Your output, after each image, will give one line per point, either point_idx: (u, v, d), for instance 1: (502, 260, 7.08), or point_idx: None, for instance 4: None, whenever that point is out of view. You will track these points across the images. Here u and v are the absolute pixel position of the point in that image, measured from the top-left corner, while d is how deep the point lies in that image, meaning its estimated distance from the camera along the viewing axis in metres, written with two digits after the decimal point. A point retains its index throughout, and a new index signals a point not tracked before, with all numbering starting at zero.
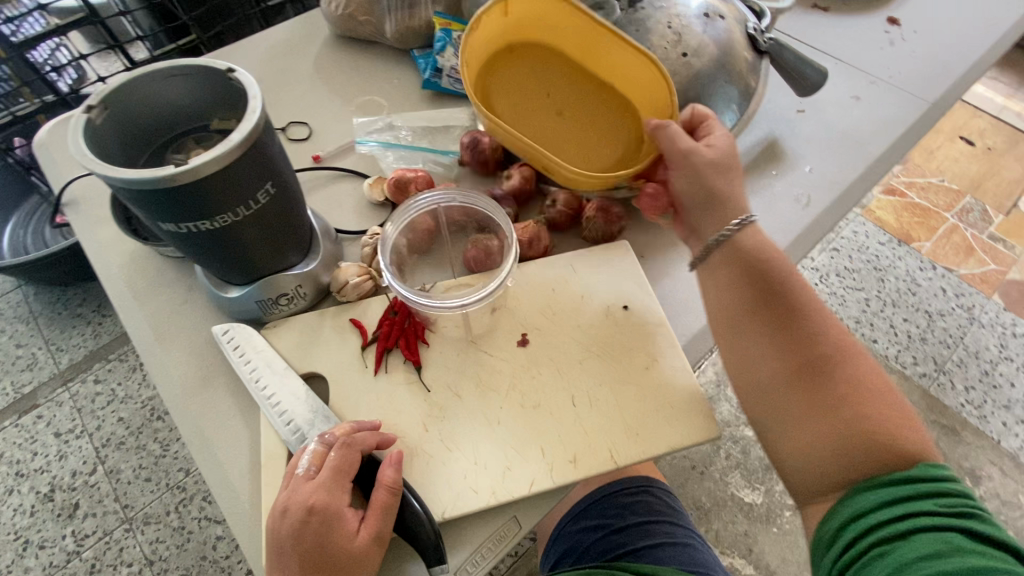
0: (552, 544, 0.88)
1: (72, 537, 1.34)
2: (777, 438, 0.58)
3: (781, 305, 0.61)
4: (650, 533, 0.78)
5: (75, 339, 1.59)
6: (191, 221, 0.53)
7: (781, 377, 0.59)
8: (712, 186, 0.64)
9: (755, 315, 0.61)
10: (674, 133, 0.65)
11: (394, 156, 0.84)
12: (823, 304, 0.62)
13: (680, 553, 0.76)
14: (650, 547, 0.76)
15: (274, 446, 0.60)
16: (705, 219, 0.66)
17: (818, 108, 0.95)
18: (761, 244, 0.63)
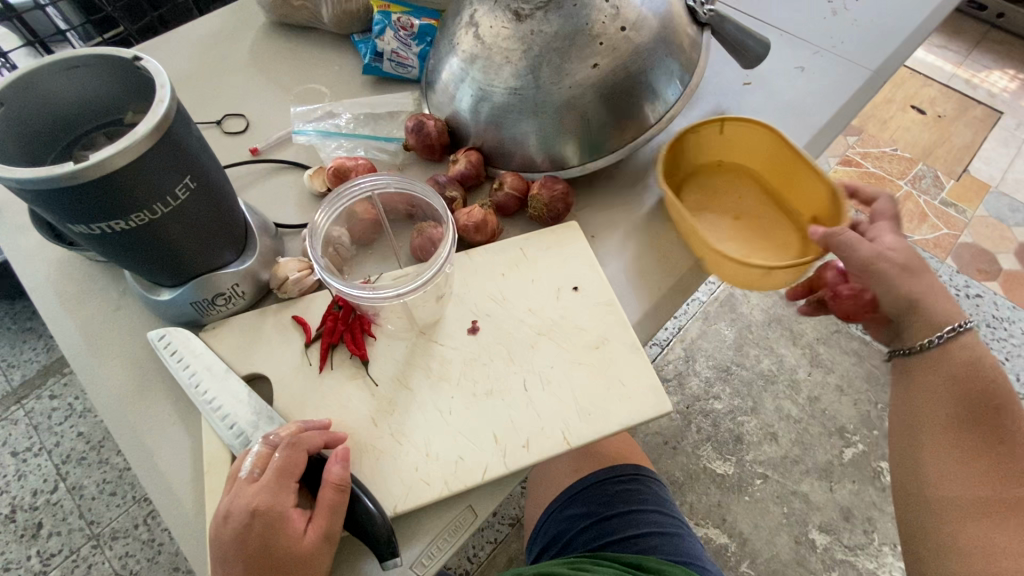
0: (537, 536, 0.87)
1: (37, 557, 1.30)
2: (953, 545, 0.59)
3: (980, 414, 0.60)
4: (638, 522, 0.78)
5: (26, 354, 1.51)
6: (103, 221, 0.50)
7: (971, 498, 0.59)
8: (913, 294, 0.62)
9: (968, 422, 0.61)
10: (847, 242, 0.63)
11: (336, 145, 0.82)
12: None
13: (668, 543, 0.76)
14: (637, 536, 0.76)
15: (217, 451, 0.58)
16: (909, 326, 0.64)
17: (764, 80, 0.95)
18: (977, 355, 0.62)
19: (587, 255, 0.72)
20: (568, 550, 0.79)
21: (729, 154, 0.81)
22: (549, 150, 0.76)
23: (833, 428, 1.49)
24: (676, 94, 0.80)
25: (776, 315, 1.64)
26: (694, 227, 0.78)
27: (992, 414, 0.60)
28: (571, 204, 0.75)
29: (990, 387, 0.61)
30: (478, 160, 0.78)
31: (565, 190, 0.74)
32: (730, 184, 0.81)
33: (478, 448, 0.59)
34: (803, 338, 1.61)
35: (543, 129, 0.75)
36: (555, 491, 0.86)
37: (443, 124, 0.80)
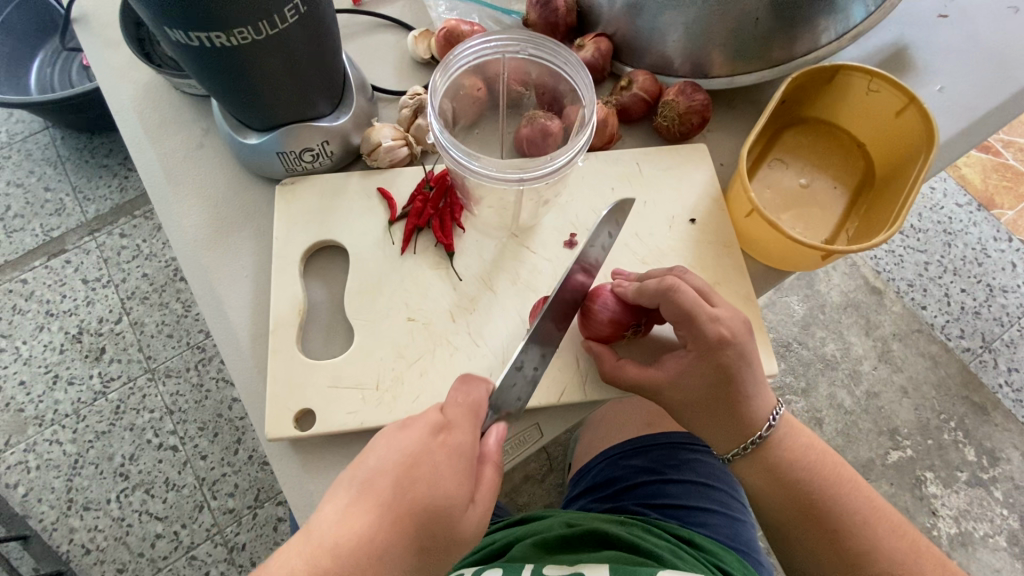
0: (585, 474, 0.87)
1: (98, 378, 1.39)
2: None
3: (800, 510, 0.52)
4: (702, 495, 0.75)
5: (101, 191, 1.55)
6: (204, 32, 0.43)
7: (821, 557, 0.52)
8: (707, 388, 0.51)
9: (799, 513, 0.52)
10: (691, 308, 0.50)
11: (447, 7, 0.72)
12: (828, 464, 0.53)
13: (728, 526, 0.73)
14: (699, 510, 0.73)
15: (285, 313, 0.55)
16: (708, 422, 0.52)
17: (966, 12, 0.75)
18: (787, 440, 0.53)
19: (713, 184, 0.62)
20: (620, 500, 0.78)
21: (848, 111, 0.65)
22: (695, 52, 0.64)
23: (884, 427, 1.37)
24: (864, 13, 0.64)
25: (854, 300, 1.47)
26: (775, 187, 0.64)
27: (812, 508, 0.52)
28: (707, 120, 0.64)
29: (801, 475, 0.53)
30: (607, 50, 0.66)
31: (704, 102, 0.63)
32: (824, 147, 0.65)
33: (558, 367, 0.55)
34: (878, 331, 1.44)
35: (697, 23, 0.61)
36: (617, 438, 0.84)
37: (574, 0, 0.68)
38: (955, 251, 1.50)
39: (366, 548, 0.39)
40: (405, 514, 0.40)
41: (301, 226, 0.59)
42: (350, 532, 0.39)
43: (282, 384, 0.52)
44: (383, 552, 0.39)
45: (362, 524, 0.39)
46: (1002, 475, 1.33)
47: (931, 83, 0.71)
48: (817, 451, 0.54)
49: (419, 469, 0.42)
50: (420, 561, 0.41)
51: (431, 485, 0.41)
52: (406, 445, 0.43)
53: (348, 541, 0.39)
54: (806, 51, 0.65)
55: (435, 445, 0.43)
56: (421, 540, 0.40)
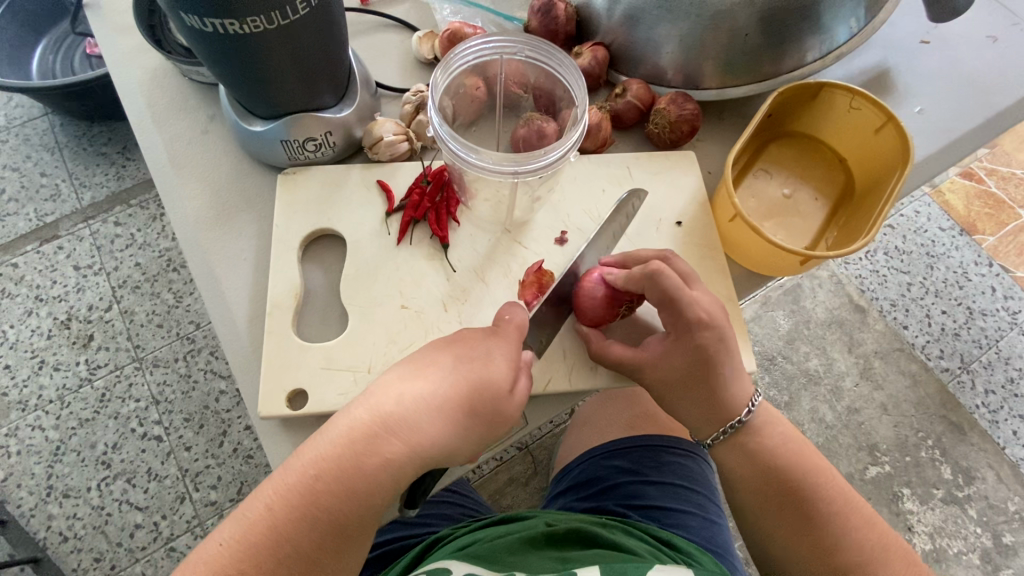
0: (568, 473, 0.90)
1: (85, 364, 1.39)
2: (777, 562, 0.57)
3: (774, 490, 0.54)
4: (682, 496, 0.78)
5: (98, 178, 1.56)
6: (218, 19, 0.45)
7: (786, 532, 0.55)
8: (691, 379, 0.53)
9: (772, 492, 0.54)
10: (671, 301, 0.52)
11: (452, 11, 0.74)
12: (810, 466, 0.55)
13: (706, 527, 0.76)
14: (676, 511, 0.77)
15: (282, 296, 0.56)
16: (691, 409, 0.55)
17: (947, 40, 0.78)
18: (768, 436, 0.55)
19: (701, 190, 0.65)
20: (603, 499, 0.81)
21: (830, 126, 0.68)
22: (686, 65, 0.67)
23: (863, 443, 1.40)
24: (849, 34, 0.68)
25: (838, 317, 1.51)
26: (757, 195, 0.67)
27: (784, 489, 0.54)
28: (696, 129, 0.67)
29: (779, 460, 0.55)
30: (604, 59, 0.69)
31: (694, 112, 0.65)
32: (805, 160, 0.68)
33: (546, 358, 0.57)
34: (860, 348, 1.48)
35: (690, 36, 0.64)
36: (600, 439, 0.86)
37: (574, 10, 0.71)
38: (937, 273, 1.55)
39: (415, 405, 0.46)
40: (456, 381, 0.47)
41: (302, 214, 0.60)
42: (414, 391, 0.46)
43: (275, 365, 0.54)
44: (433, 406, 0.46)
45: (417, 384, 0.47)
46: (976, 494, 1.36)
47: (910, 105, 0.74)
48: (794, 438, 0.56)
49: (472, 350, 0.49)
50: (469, 427, 0.46)
51: (475, 363, 0.48)
52: (466, 334, 0.50)
53: (402, 395, 0.46)
54: (793, 68, 0.68)
55: (487, 337, 0.50)
56: (469, 406, 0.46)
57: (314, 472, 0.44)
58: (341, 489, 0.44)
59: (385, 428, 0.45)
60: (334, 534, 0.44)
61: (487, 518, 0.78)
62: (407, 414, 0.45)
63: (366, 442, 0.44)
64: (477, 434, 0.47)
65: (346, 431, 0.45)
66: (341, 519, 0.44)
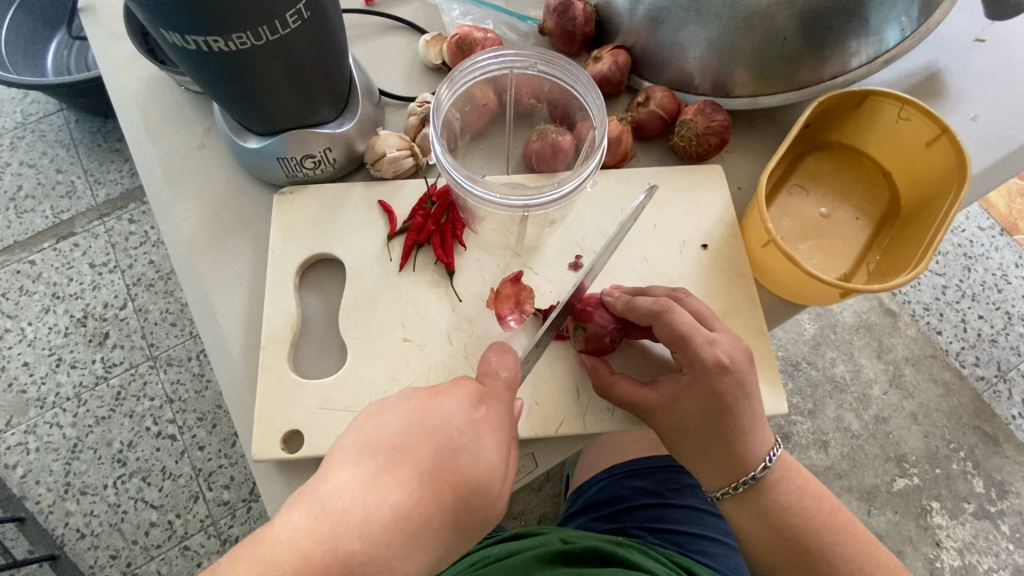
0: (582, 494, 0.88)
1: (101, 362, 1.39)
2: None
3: (797, 559, 0.49)
4: (702, 520, 0.76)
5: (112, 175, 1.55)
6: (201, 37, 0.41)
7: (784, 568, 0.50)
8: (717, 426, 0.48)
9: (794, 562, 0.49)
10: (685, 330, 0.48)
11: (461, 11, 0.69)
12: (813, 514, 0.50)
13: (729, 556, 0.73)
14: (701, 537, 0.74)
15: (278, 328, 0.53)
16: (705, 457, 0.49)
17: (1007, 36, 0.71)
18: (784, 494, 0.49)
19: (729, 210, 0.60)
20: (620, 520, 0.78)
21: (874, 140, 0.62)
22: (716, 70, 0.61)
23: (891, 454, 1.33)
24: (899, 35, 0.61)
25: (867, 322, 1.43)
26: (792, 218, 0.61)
27: (802, 556, 0.49)
28: (726, 140, 0.61)
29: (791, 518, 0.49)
30: (625, 63, 0.64)
31: (722, 122, 0.60)
32: (847, 177, 0.62)
33: (557, 398, 0.53)
34: (890, 354, 1.41)
35: (720, 39, 0.59)
36: (621, 459, 0.85)
37: (593, 10, 0.65)
38: (975, 276, 1.46)
39: (395, 529, 0.34)
40: (445, 486, 0.36)
41: (298, 236, 0.57)
42: (385, 500, 0.34)
43: (271, 402, 0.51)
44: (417, 526, 0.35)
45: (397, 498, 0.34)
46: (1010, 509, 1.29)
47: (963, 110, 0.67)
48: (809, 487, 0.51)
49: (461, 442, 0.38)
50: (448, 540, 0.37)
51: (465, 459, 0.37)
52: (449, 417, 0.38)
53: (380, 513, 0.33)
54: (834, 73, 0.62)
55: (474, 420, 0.39)
56: (456, 516, 0.37)
57: None
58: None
59: (355, 563, 0.32)
60: None
61: (496, 536, 0.75)
62: (396, 539, 0.33)
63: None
64: (454, 547, 0.38)
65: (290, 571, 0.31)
66: None
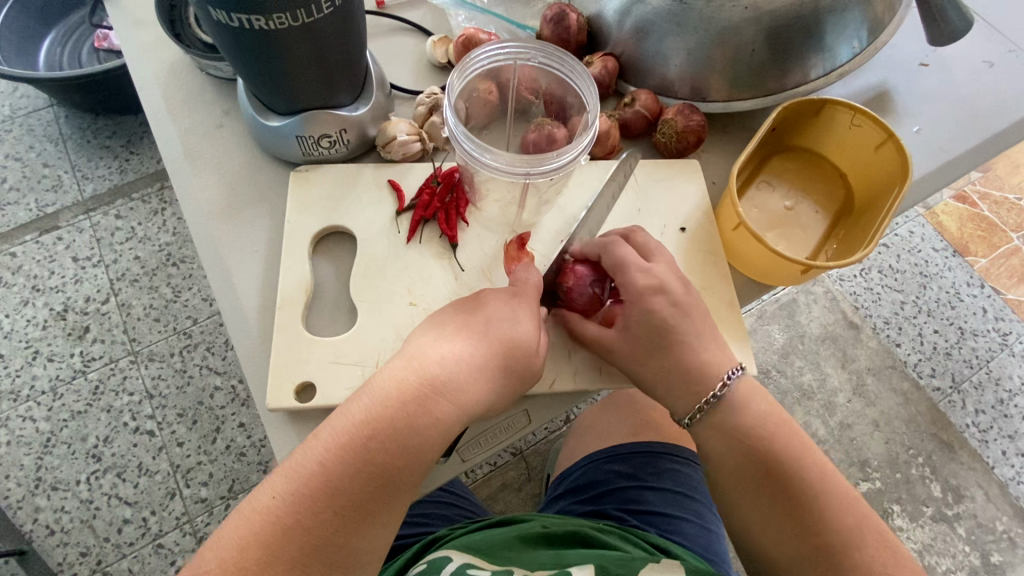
0: (567, 478, 0.92)
1: (79, 356, 1.38)
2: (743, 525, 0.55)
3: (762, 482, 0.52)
4: (680, 503, 0.79)
5: (101, 171, 1.55)
6: (245, 14, 0.46)
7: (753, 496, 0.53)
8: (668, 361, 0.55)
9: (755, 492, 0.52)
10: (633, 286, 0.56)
11: (466, 17, 0.76)
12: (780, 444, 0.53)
13: (703, 536, 0.78)
14: (678, 519, 0.78)
15: (292, 291, 0.57)
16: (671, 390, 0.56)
17: (947, 64, 0.81)
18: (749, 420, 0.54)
19: (706, 200, 0.66)
20: (601, 503, 0.82)
21: (832, 144, 0.70)
22: (693, 78, 0.69)
23: (855, 459, 1.41)
24: (851, 54, 0.70)
25: (832, 333, 1.53)
26: (762, 210, 0.68)
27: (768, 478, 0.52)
28: (703, 138, 0.68)
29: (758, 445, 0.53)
30: (614, 69, 0.71)
31: (699, 121, 0.67)
32: (809, 176, 0.70)
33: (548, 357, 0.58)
34: (853, 364, 1.49)
35: (698, 50, 0.66)
36: (602, 444, 0.88)
37: (586, 21, 0.72)
38: (929, 293, 1.57)
39: (403, 443, 0.46)
40: (494, 340, 0.50)
41: (312, 211, 0.61)
42: (452, 351, 0.49)
43: (284, 358, 0.54)
44: (415, 452, 0.46)
45: (396, 435, 0.45)
46: (965, 512, 1.37)
47: (909, 125, 0.76)
48: (780, 425, 0.53)
49: (503, 314, 0.51)
50: (504, 379, 0.50)
51: (455, 400, 0.47)
52: (490, 303, 0.52)
53: (379, 449, 0.45)
54: (796, 84, 0.70)
55: (511, 302, 0.52)
56: (505, 363, 0.49)
57: (373, 433, 0.45)
58: (330, 554, 0.44)
59: (439, 384, 0.47)
60: (383, 485, 0.45)
61: (481, 519, 0.77)
62: (400, 471, 0.46)
63: (353, 500, 0.44)
64: (512, 385, 0.51)
65: (394, 391, 0.47)
66: (396, 468, 0.45)
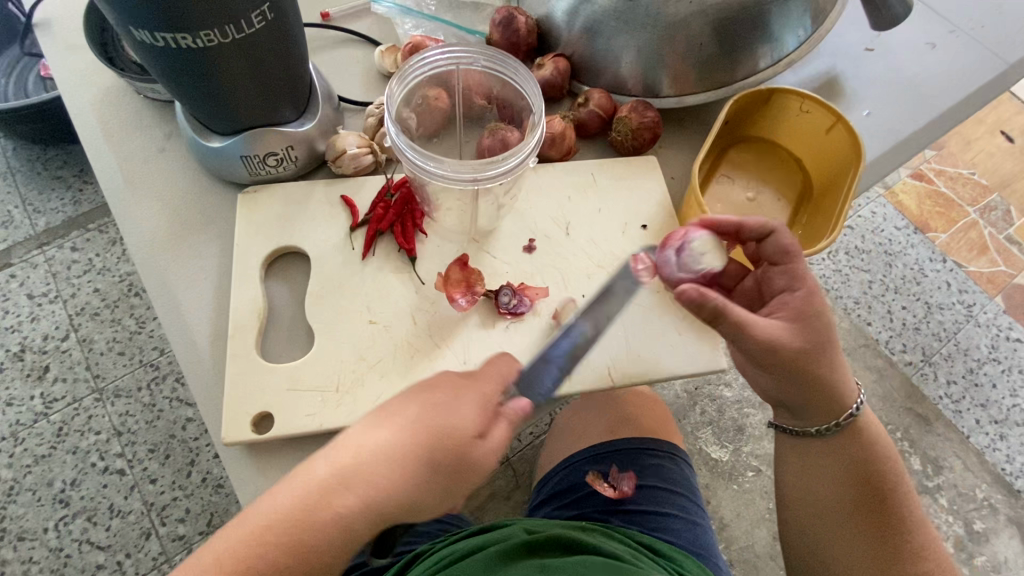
0: (548, 482, 0.90)
1: (40, 398, 1.32)
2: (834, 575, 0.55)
3: (866, 515, 0.54)
4: (660, 499, 0.79)
5: (53, 203, 1.49)
6: (169, 33, 0.44)
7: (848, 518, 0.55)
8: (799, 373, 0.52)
9: (855, 514, 0.54)
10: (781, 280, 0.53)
11: (413, 24, 0.74)
12: (890, 477, 0.55)
13: (687, 530, 0.77)
14: (658, 514, 0.77)
15: (245, 317, 0.55)
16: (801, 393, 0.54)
17: (890, 47, 0.82)
18: (871, 445, 0.55)
19: (666, 197, 0.66)
20: (583, 506, 0.81)
21: (786, 132, 0.70)
22: (645, 75, 0.69)
23: None
24: (797, 42, 0.71)
25: None
26: (726, 203, 0.68)
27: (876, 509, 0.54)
28: (658, 136, 0.68)
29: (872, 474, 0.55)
30: (565, 69, 0.70)
31: (653, 118, 0.67)
32: (767, 166, 0.71)
33: None
34: None
35: (648, 46, 0.66)
36: (581, 445, 0.88)
37: (534, 23, 0.72)
38: (895, 270, 1.61)
39: (305, 544, 0.41)
40: (423, 431, 0.45)
41: (262, 233, 0.59)
42: (373, 441, 0.44)
43: (238, 388, 0.52)
44: (313, 553, 0.41)
45: (291, 554, 0.41)
46: (946, 483, 1.40)
47: (859, 109, 0.78)
48: (892, 458, 0.56)
49: (441, 401, 0.46)
50: (432, 474, 0.44)
51: (368, 496, 0.43)
52: (440, 390, 0.47)
53: (290, 561, 0.41)
54: (746, 75, 0.70)
55: (462, 384, 0.48)
56: (434, 457, 0.44)
57: (276, 530, 0.41)
58: None
59: (350, 478, 0.43)
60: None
61: (467, 529, 0.76)
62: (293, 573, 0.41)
63: None
64: (443, 478, 0.45)
65: (308, 484, 0.42)
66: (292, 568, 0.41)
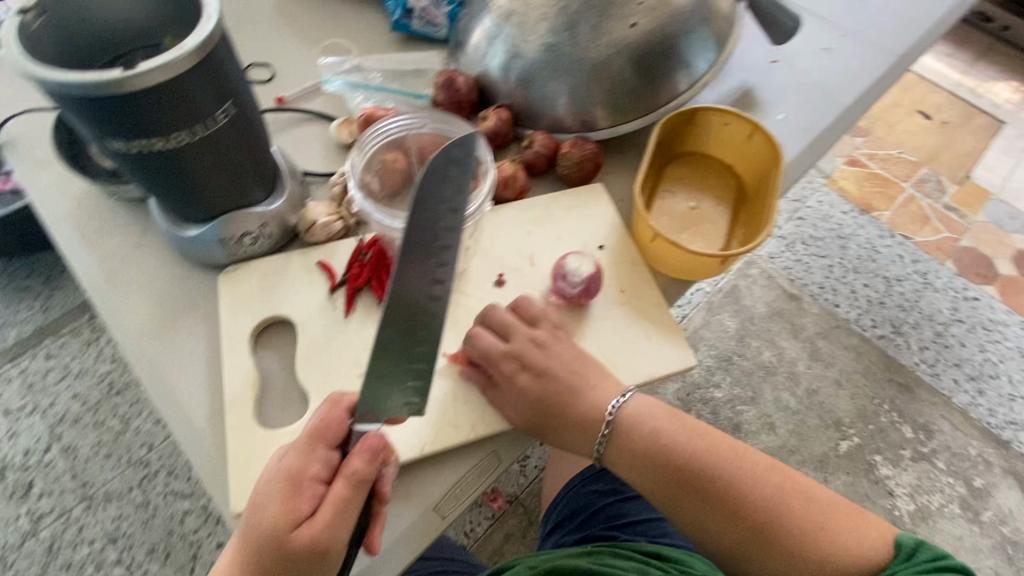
0: (552, 511, 0.92)
1: (27, 517, 1.27)
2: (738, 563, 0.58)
3: (692, 499, 0.57)
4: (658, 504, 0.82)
5: (21, 314, 1.47)
6: (142, 139, 0.49)
7: (704, 516, 0.57)
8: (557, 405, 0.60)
9: (689, 507, 0.57)
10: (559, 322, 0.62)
11: (363, 97, 0.81)
12: (689, 453, 0.58)
13: None
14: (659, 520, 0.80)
15: (240, 389, 0.58)
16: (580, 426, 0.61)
17: (791, 56, 0.92)
18: (643, 433, 0.59)
19: (616, 218, 0.72)
20: (588, 527, 0.83)
21: (712, 143, 0.78)
22: (579, 112, 0.76)
23: (829, 420, 1.48)
24: (707, 64, 0.79)
25: (777, 308, 1.62)
26: (672, 214, 0.74)
27: (692, 489, 0.57)
28: (600, 165, 0.75)
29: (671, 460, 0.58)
30: (508, 118, 0.77)
31: (593, 150, 0.74)
32: (702, 175, 0.78)
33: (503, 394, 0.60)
34: (804, 332, 1.59)
35: (576, 87, 0.73)
36: (576, 468, 0.91)
37: (473, 81, 0.79)
38: (850, 251, 1.70)
39: None
40: (250, 536, 0.49)
41: (247, 308, 0.62)
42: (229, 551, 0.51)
43: (242, 459, 0.54)
44: None
45: None
46: (940, 446, 1.45)
47: (775, 114, 0.86)
48: (680, 436, 0.59)
49: (262, 498, 0.50)
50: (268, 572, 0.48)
51: None
52: (265, 480, 0.51)
53: None
54: (669, 99, 0.78)
55: (277, 473, 0.50)
56: (259, 559, 0.48)
57: None
58: None
59: None
60: None
61: None
62: None
63: None
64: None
65: None
66: None
